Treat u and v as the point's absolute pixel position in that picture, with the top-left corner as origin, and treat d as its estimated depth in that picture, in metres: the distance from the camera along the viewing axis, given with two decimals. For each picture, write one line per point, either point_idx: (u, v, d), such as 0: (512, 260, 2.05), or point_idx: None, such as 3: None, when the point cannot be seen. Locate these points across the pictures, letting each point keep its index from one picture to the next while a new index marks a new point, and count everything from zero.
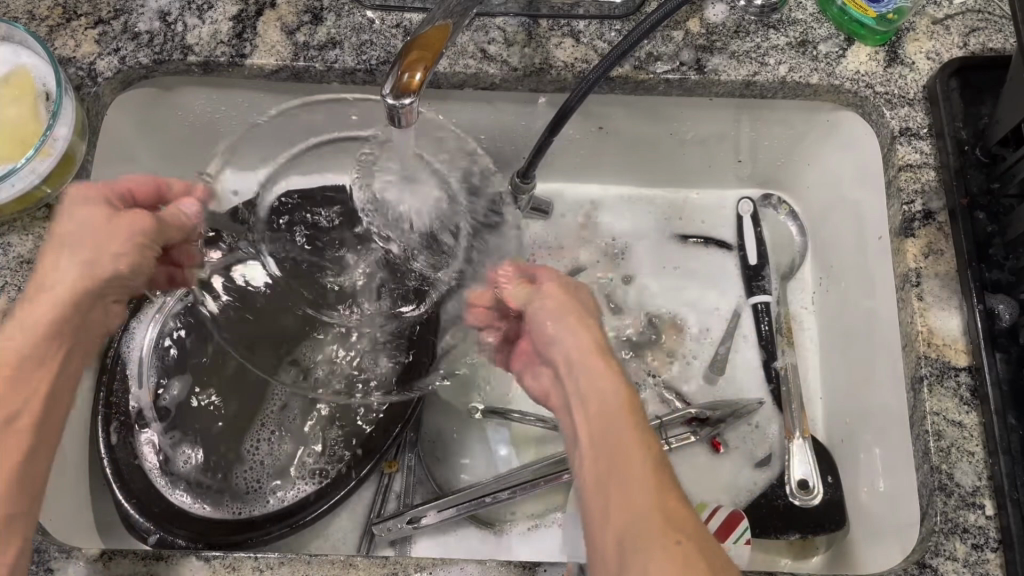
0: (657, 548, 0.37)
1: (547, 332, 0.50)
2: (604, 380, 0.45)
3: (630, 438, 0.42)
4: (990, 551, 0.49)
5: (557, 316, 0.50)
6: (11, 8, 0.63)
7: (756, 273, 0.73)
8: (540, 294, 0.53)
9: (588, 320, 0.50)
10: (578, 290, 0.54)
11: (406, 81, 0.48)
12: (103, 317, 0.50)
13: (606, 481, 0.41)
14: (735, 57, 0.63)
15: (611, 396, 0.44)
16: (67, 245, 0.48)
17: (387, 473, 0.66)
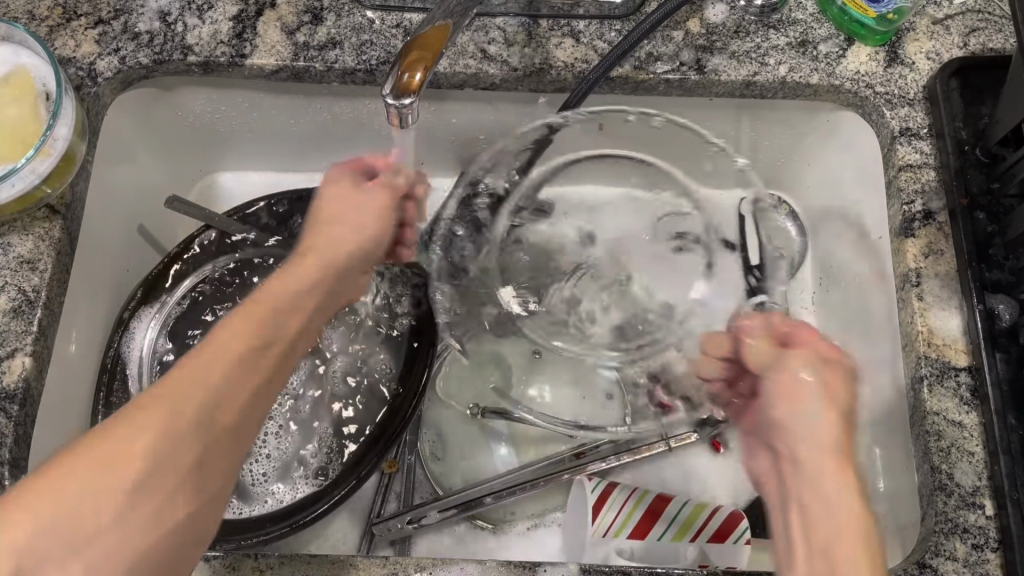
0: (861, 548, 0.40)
1: (796, 402, 0.47)
2: (847, 494, 0.43)
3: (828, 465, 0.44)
4: (991, 551, 0.49)
5: (819, 412, 0.46)
6: (10, 8, 0.63)
7: (757, 274, 0.69)
8: (827, 365, 0.48)
9: (846, 408, 0.47)
10: (804, 356, 0.48)
11: (406, 81, 0.48)
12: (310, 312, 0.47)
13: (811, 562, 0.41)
14: (736, 57, 0.63)
15: (850, 505, 0.42)
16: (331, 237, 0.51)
17: (387, 473, 0.65)
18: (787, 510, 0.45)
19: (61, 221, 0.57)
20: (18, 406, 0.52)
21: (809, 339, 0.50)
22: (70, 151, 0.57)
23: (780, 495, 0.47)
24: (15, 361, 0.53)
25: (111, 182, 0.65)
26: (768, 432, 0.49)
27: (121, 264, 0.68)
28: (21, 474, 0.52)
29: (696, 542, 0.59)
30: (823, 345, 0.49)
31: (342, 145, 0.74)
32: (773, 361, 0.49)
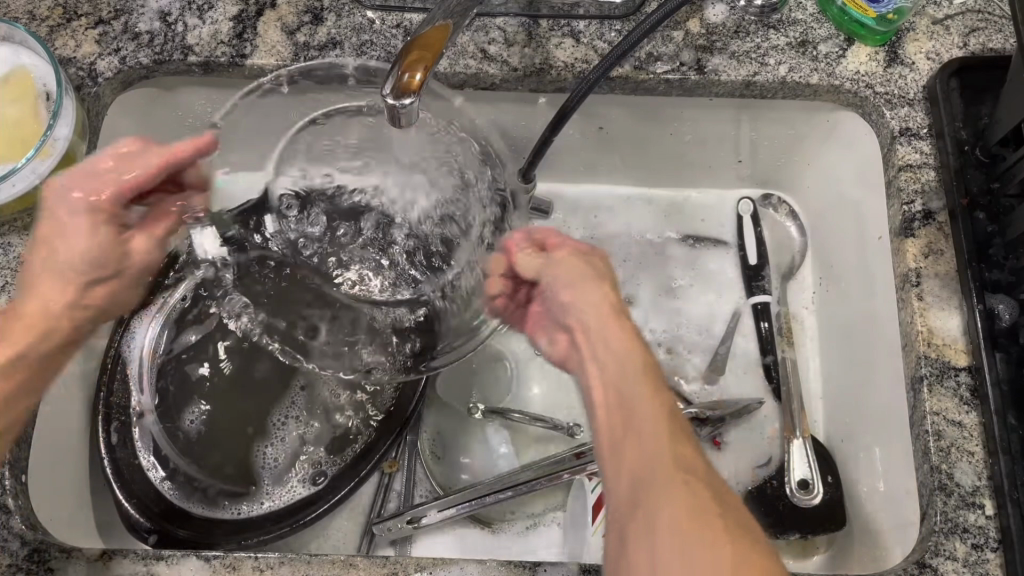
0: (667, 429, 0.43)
1: (566, 302, 0.53)
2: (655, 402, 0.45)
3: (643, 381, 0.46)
4: (990, 551, 0.49)
5: (581, 296, 0.52)
6: (11, 9, 0.63)
7: (757, 273, 0.73)
8: (586, 257, 0.56)
9: (596, 288, 0.52)
10: (554, 271, 0.54)
11: (406, 81, 0.48)
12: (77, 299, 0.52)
13: (624, 454, 0.43)
14: (735, 57, 0.63)
15: (665, 418, 0.44)
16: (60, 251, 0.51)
17: (387, 473, 0.66)
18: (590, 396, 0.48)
19: None
20: None
21: (565, 243, 0.57)
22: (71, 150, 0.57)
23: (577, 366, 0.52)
24: None
25: None
26: (554, 318, 0.55)
27: None
28: (22, 474, 0.52)
29: None
30: (583, 247, 0.57)
31: None
32: (561, 277, 0.53)
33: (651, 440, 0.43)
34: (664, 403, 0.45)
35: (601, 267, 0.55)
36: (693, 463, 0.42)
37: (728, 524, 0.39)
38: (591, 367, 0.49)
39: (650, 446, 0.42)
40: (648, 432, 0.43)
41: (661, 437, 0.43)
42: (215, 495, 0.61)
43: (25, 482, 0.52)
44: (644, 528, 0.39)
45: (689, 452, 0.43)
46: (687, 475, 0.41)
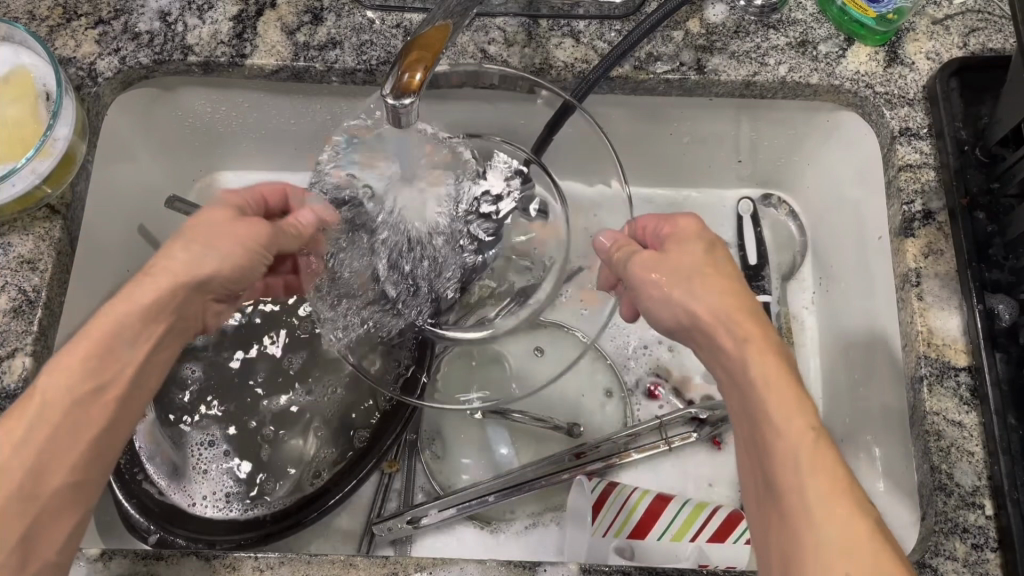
0: (806, 450, 0.41)
1: (686, 315, 0.48)
2: (776, 393, 0.43)
3: (782, 384, 0.43)
4: (990, 551, 0.49)
5: (691, 291, 0.48)
6: (10, 8, 0.63)
7: (757, 273, 0.73)
8: (669, 246, 0.50)
9: (710, 286, 0.48)
10: (676, 284, 0.48)
11: (406, 81, 0.48)
12: (200, 312, 0.50)
13: (772, 493, 0.42)
14: (735, 57, 0.63)
15: (807, 449, 0.41)
16: (201, 237, 0.50)
17: (387, 472, 0.65)
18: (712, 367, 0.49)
19: (61, 221, 0.57)
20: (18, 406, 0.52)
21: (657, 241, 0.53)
22: (72, 150, 0.57)
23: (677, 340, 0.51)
24: (16, 361, 0.53)
25: (111, 182, 0.65)
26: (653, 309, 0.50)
27: (121, 264, 0.68)
28: None
29: (696, 543, 0.58)
30: (670, 233, 0.52)
31: None
32: (683, 313, 0.48)
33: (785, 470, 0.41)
34: (799, 431, 0.41)
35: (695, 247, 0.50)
36: (844, 500, 0.39)
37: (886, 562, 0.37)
38: (709, 357, 0.49)
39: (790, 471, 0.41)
40: (780, 457, 0.41)
41: (808, 469, 0.40)
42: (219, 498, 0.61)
43: None
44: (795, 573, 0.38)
45: (836, 478, 0.40)
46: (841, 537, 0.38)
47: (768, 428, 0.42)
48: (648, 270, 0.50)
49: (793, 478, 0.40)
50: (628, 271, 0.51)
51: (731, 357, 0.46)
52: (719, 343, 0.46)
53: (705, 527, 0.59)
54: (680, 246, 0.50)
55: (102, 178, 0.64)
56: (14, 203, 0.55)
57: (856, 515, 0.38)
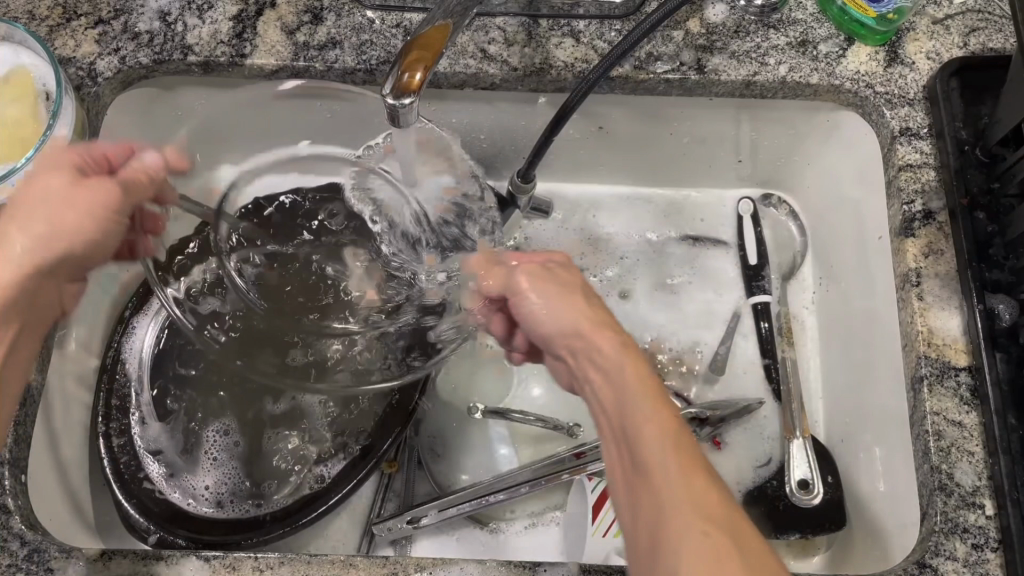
0: (673, 455, 0.38)
1: (544, 319, 0.48)
2: (644, 394, 0.41)
3: (642, 390, 0.41)
4: (990, 551, 0.49)
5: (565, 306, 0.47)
6: (11, 8, 0.63)
7: (757, 273, 0.73)
8: (548, 267, 0.51)
9: (578, 300, 0.48)
10: (543, 292, 0.48)
11: (406, 81, 0.48)
12: (53, 294, 0.52)
13: (639, 505, 0.38)
14: (735, 57, 0.63)
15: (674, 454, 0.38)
16: (20, 217, 0.49)
17: (387, 473, 0.66)
18: (574, 375, 0.47)
19: None
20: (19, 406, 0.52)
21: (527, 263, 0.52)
22: None
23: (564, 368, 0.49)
24: None
25: None
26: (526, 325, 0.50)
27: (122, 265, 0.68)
28: (21, 474, 0.52)
29: None
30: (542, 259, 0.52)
31: None
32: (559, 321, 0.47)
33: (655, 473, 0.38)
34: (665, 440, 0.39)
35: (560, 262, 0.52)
36: (716, 504, 0.37)
37: (766, 571, 0.34)
38: (583, 372, 0.46)
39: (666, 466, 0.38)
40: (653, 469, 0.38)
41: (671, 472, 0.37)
42: (223, 496, 0.61)
43: (25, 483, 0.52)
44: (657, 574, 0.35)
45: (704, 471, 0.38)
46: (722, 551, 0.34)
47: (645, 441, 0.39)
48: (516, 276, 0.50)
49: (657, 490, 0.37)
50: (511, 279, 0.50)
51: (600, 365, 0.44)
52: (575, 352, 0.46)
53: None
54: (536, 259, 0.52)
55: None
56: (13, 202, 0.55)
57: (712, 494, 0.37)
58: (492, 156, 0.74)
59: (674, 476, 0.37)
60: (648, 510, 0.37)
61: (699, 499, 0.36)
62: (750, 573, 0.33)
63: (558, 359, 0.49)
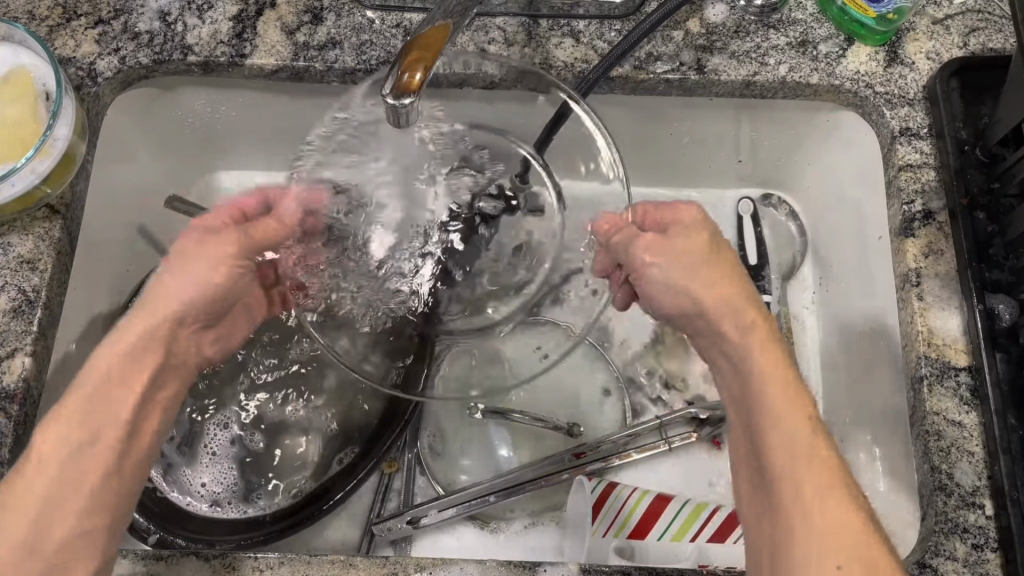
0: (806, 444, 0.43)
1: (676, 296, 0.50)
2: (775, 378, 0.45)
3: (782, 382, 0.45)
4: (990, 551, 0.49)
5: (692, 271, 0.49)
6: (11, 8, 0.63)
7: (756, 273, 0.73)
8: (666, 229, 0.51)
9: (702, 270, 0.49)
10: (663, 261, 0.50)
11: (406, 81, 0.48)
12: (190, 347, 0.50)
13: (750, 461, 0.46)
14: (735, 57, 0.63)
15: (795, 419, 0.44)
16: (178, 273, 0.48)
17: (387, 473, 0.65)
18: (718, 361, 0.50)
19: (61, 221, 0.57)
20: (18, 406, 0.52)
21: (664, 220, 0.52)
22: (70, 149, 0.57)
23: (695, 341, 0.53)
24: (16, 361, 0.53)
25: (110, 182, 0.65)
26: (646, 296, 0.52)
27: (121, 264, 0.68)
28: None
29: (696, 543, 0.58)
30: (681, 215, 0.52)
31: None
32: (682, 284, 0.49)
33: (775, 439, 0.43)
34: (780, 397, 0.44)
35: (692, 220, 0.52)
36: (847, 505, 0.41)
37: (860, 537, 0.40)
38: (713, 350, 0.50)
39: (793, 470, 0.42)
40: (788, 447, 0.43)
41: (805, 450, 0.43)
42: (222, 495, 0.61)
43: None
44: (788, 540, 0.41)
45: (834, 461, 0.43)
46: (819, 501, 0.41)
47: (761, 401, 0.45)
48: (692, 244, 0.50)
49: (818, 477, 0.42)
50: (628, 250, 0.52)
51: (729, 352, 0.48)
52: (715, 333, 0.49)
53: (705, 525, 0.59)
54: (682, 224, 0.51)
55: (102, 179, 0.64)
56: (11, 202, 0.54)
57: (840, 490, 0.41)
58: None
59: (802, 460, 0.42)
60: (784, 482, 0.42)
61: (826, 468, 0.42)
62: (850, 534, 0.40)
63: (697, 335, 0.51)
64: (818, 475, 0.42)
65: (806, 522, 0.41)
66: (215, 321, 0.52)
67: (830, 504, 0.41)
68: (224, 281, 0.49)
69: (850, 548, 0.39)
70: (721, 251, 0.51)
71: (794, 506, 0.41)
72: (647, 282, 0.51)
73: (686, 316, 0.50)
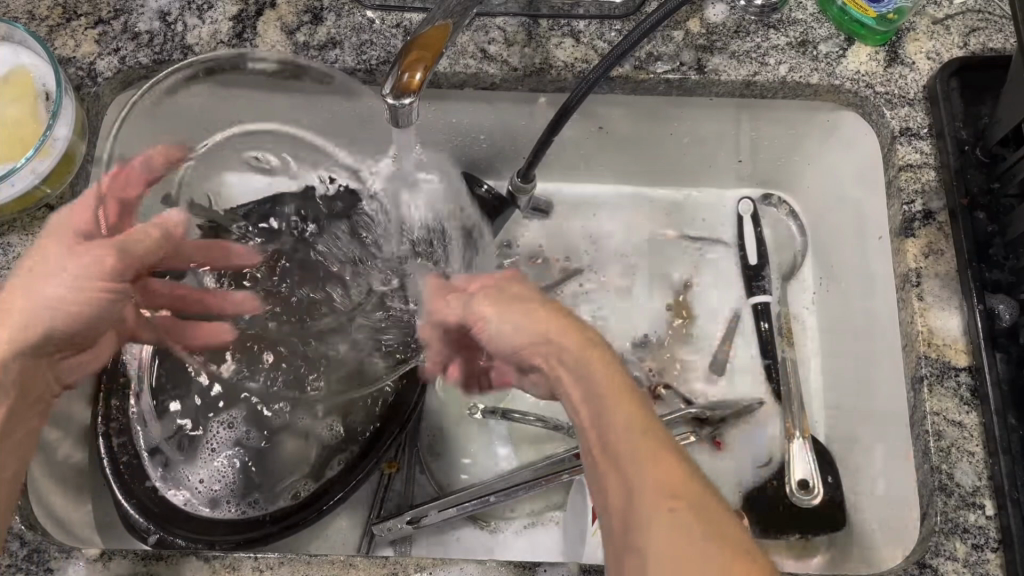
0: (659, 474, 0.41)
1: (514, 335, 0.49)
2: (619, 409, 0.44)
3: (624, 412, 0.44)
4: (990, 550, 0.49)
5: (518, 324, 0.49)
6: (11, 8, 0.63)
7: (757, 273, 0.73)
8: (501, 287, 0.52)
9: (542, 311, 0.50)
10: (507, 316, 0.50)
11: (406, 80, 0.48)
12: (48, 371, 0.51)
13: (613, 497, 0.42)
14: (735, 57, 0.63)
15: (643, 449, 0.42)
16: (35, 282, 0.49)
17: (387, 473, 0.65)
18: (568, 404, 0.48)
19: None
20: None
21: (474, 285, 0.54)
22: (70, 149, 0.57)
23: (547, 382, 0.51)
24: None
25: None
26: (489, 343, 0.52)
27: None
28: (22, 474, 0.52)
29: None
30: (480, 279, 0.55)
31: None
32: (527, 321, 0.49)
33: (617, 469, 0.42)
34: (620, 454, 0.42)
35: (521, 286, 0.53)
36: (691, 497, 0.40)
37: (723, 528, 0.39)
38: (559, 379, 0.48)
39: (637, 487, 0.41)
40: (641, 481, 0.41)
41: (653, 480, 0.41)
42: (220, 494, 0.60)
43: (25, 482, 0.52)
44: None
45: (684, 482, 0.41)
46: (668, 495, 0.40)
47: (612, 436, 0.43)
48: (525, 294, 0.52)
49: (670, 507, 0.39)
50: (469, 307, 0.52)
51: (579, 377, 0.47)
52: (554, 368, 0.48)
53: None
54: (487, 281, 0.54)
55: None
56: (11, 202, 0.55)
57: (711, 510, 0.40)
58: (492, 156, 0.74)
59: (654, 487, 0.40)
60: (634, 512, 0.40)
61: (679, 488, 0.40)
62: (737, 565, 0.38)
63: (537, 371, 0.51)
64: (674, 500, 0.40)
65: (676, 564, 0.38)
66: (79, 347, 0.53)
67: (694, 536, 0.38)
68: (90, 304, 0.50)
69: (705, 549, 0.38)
70: (554, 305, 0.51)
71: (666, 550, 0.38)
72: (484, 326, 0.51)
73: (529, 358, 0.49)
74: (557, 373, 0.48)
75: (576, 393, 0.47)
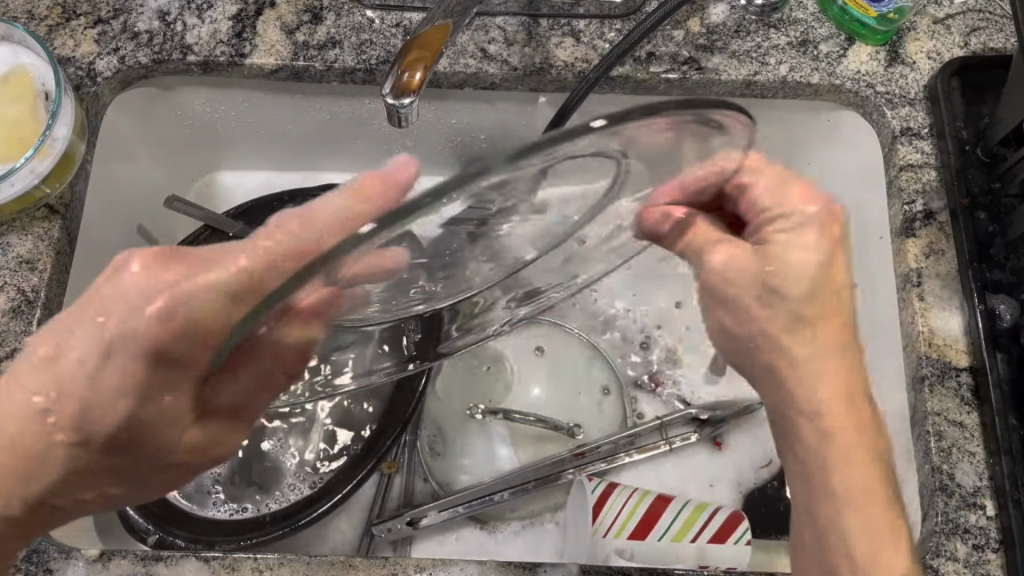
0: (859, 445, 0.48)
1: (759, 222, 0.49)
2: (831, 366, 0.49)
3: (823, 379, 0.49)
4: (991, 551, 0.49)
5: (813, 263, 0.50)
6: (10, 8, 0.62)
7: None
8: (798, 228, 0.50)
9: (817, 239, 0.50)
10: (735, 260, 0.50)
11: (405, 81, 0.48)
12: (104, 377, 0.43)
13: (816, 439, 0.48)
14: (735, 56, 0.62)
15: (829, 373, 0.49)
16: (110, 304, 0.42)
17: (387, 473, 0.65)
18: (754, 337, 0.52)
19: (60, 222, 0.57)
20: None
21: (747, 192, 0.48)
22: (70, 148, 0.57)
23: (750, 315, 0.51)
24: (14, 361, 0.53)
25: (110, 182, 0.65)
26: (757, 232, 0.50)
27: None
28: None
29: (697, 543, 0.58)
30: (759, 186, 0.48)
31: (343, 146, 0.74)
32: (813, 371, 0.49)
33: (819, 431, 0.48)
34: (839, 406, 0.49)
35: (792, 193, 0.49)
36: (876, 487, 0.47)
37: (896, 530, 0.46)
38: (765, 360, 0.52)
39: (869, 476, 0.47)
40: (830, 448, 0.48)
41: (864, 479, 0.47)
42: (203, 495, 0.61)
43: None
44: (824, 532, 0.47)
45: (862, 454, 0.47)
46: (837, 420, 0.48)
47: (808, 440, 0.49)
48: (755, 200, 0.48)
49: (853, 468, 0.47)
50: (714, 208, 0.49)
51: (797, 377, 0.50)
52: (781, 367, 0.50)
53: (712, 521, 0.59)
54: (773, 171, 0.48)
55: (102, 179, 0.64)
56: (9, 203, 0.55)
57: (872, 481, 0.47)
58: None
59: (859, 465, 0.47)
60: (822, 473, 0.48)
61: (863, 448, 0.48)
62: None
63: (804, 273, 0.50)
64: (860, 458, 0.47)
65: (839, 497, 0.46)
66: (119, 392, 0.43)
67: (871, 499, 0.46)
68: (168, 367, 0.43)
69: (865, 479, 0.47)
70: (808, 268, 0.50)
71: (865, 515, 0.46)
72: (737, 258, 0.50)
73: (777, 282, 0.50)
74: (784, 350, 0.51)
75: (799, 377, 0.50)
